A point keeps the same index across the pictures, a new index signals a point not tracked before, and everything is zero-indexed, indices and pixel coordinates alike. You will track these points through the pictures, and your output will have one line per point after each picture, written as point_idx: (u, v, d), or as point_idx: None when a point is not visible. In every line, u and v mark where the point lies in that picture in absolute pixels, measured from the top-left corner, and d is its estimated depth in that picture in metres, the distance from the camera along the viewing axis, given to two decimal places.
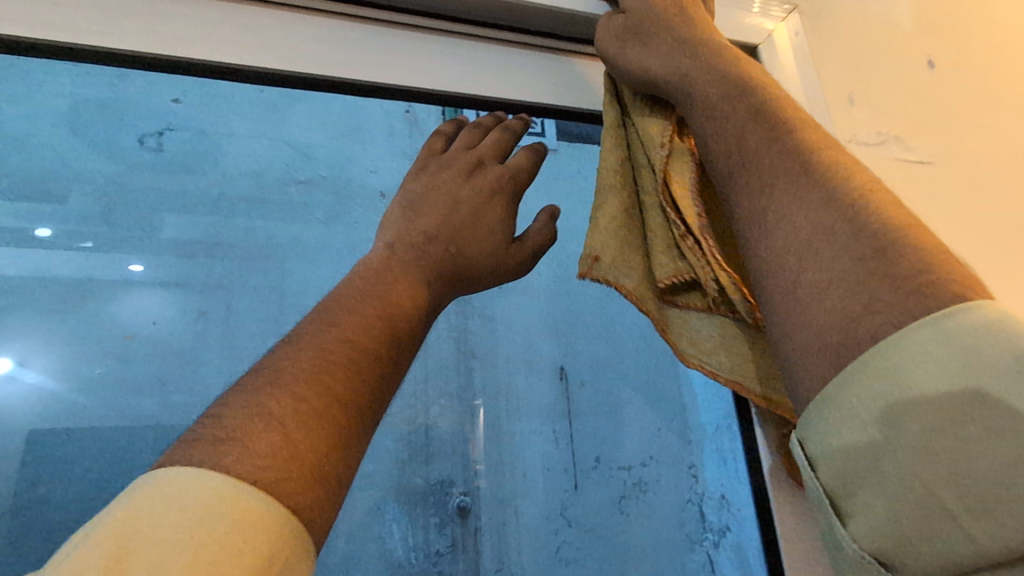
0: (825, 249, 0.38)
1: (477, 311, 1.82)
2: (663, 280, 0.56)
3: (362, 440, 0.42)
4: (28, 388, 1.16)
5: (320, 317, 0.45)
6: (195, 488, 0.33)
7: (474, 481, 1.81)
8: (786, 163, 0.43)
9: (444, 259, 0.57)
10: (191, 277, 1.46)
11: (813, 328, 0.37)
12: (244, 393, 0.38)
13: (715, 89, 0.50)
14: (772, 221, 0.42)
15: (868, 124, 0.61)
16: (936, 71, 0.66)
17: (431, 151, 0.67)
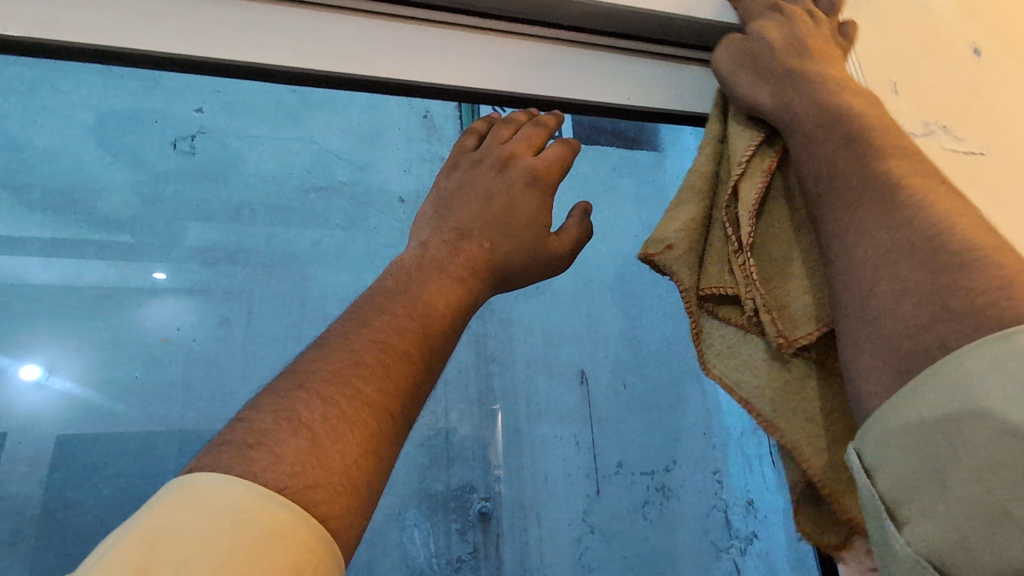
0: (914, 256, 0.32)
1: (496, 315, 1.83)
2: (708, 287, 0.45)
3: (396, 450, 0.36)
4: (57, 395, 1.21)
5: (353, 317, 0.40)
6: (225, 495, 0.28)
7: (496, 487, 1.75)
8: (849, 152, 0.39)
9: (479, 261, 0.47)
10: (211, 284, 1.45)
11: (882, 334, 0.33)
12: (255, 417, 0.32)
13: (805, 100, 0.43)
14: (843, 222, 0.37)
15: (912, 114, 0.59)
16: (982, 60, 0.64)
17: (460, 148, 0.54)
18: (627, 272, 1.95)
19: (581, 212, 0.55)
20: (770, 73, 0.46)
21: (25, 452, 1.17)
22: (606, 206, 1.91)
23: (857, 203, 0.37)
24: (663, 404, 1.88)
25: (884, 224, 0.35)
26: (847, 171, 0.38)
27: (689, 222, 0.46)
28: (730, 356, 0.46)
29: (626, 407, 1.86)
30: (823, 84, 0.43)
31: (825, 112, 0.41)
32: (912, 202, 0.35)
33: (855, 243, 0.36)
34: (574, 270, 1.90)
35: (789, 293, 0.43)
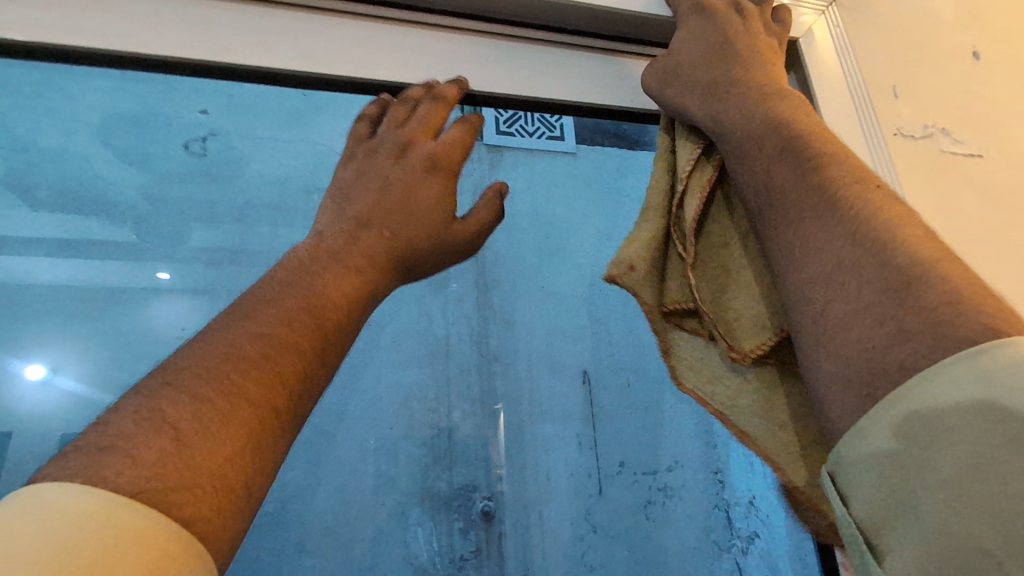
0: (864, 271, 0.35)
1: (498, 315, 1.84)
2: (668, 304, 0.50)
3: (284, 442, 0.37)
4: (61, 393, 1.21)
5: (233, 313, 0.39)
6: (70, 505, 0.27)
7: (497, 484, 1.77)
8: (789, 164, 0.42)
9: (379, 248, 0.47)
10: (215, 284, 1.46)
11: (840, 365, 0.35)
12: (118, 415, 0.32)
13: (742, 119, 0.47)
14: (792, 237, 0.40)
15: (912, 117, 0.60)
16: (981, 63, 0.65)
17: (355, 137, 0.55)
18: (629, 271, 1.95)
19: (494, 196, 0.58)
20: (712, 88, 0.50)
21: (33, 452, 1.14)
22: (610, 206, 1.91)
23: (800, 218, 0.40)
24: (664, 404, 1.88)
25: (841, 237, 0.37)
26: (800, 195, 0.40)
27: (648, 241, 0.49)
28: (698, 368, 0.50)
29: (627, 407, 1.87)
30: (761, 110, 0.46)
31: (764, 126, 0.45)
32: (850, 210, 0.37)
33: (799, 263, 0.39)
34: (575, 270, 1.92)
35: (739, 306, 0.49)
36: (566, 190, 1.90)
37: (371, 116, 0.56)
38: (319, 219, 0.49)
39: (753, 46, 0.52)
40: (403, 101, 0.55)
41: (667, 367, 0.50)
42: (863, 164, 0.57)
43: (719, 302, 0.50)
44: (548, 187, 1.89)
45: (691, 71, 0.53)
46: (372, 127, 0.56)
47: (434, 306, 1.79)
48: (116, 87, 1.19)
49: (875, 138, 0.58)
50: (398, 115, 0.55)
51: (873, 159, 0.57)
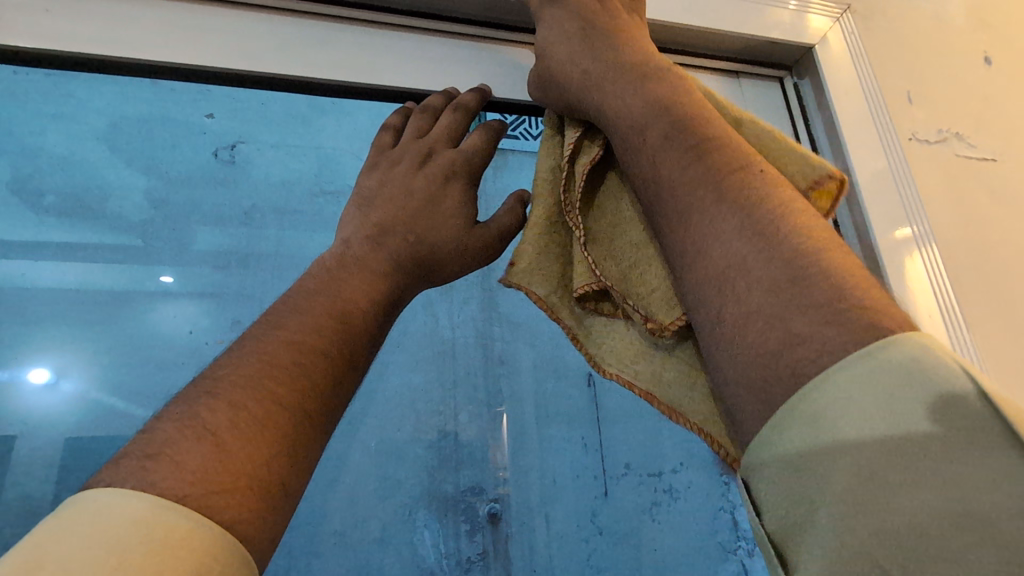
0: (752, 269, 0.34)
1: (504, 317, 1.84)
2: (579, 288, 0.50)
3: (316, 445, 0.38)
4: (69, 396, 1.21)
5: (270, 319, 0.40)
6: (120, 513, 0.29)
7: (502, 487, 1.78)
8: (673, 151, 0.41)
9: (403, 252, 0.48)
10: (226, 287, 1.49)
11: (738, 360, 0.33)
12: (164, 422, 0.34)
13: (639, 108, 0.44)
14: (686, 230, 0.38)
15: (926, 122, 0.60)
16: (993, 68, 0.65)
17: (379, 148, 0.55)
18: None
19: (512, 203, 0.57)
20: (592, 72, 0.48)
21: (43, 456, 1.16)
22: None
23: (687, 209, 0.39)
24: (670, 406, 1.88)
25: (733, 232, 0.36)
26: (676, 186, 0.40)
27: (538, 235, 0.52)
28: (614, 350, 0.51)
29: (635, 410, 1.86)
30: (642, 91, 0.45)
31: (643, 113, 0.43)
32: (745, 198, 0.37)
33: (696, 259, 0.37)
34: None
35: (648, 281, 0.48)
36: None
37: (395, 125, 0.56)
38: (346, 228, 0.50)
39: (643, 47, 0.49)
40: (425, 108, 0.56)
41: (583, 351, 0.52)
42: (878, 168, 0.58)
43: (628, 276, 0.50)
44: None
45: (569, 62, 0.50)
46: (396, 137, 0.56)
47: (441, 309, 1.79)
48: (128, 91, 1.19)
49: (891, 143, 0.58)
50: (420, 124, 0.55)
51: (890, 164, 0.58)
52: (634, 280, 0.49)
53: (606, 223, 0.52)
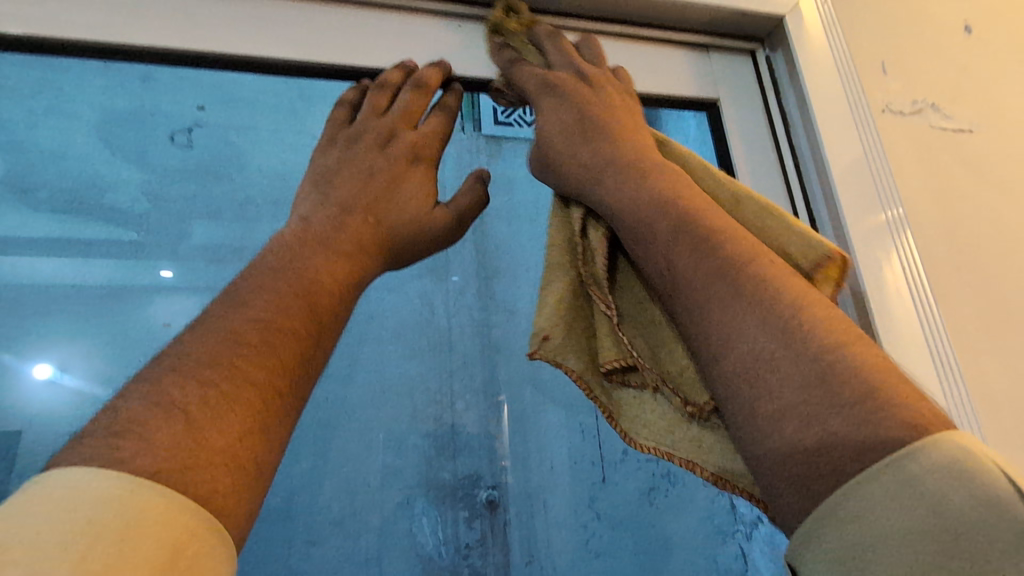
0: (784, 369, 0.40)
1: (499, 304, 1.82)
2: (607, 363, 0.53)
3: (286, 423, 0.38)
4: (69, 392, 1.23)
5: (232, 297, 0.40)
6: (93, 488, 0.29)
7: (502, 475, 1.79)
8: (686, 241, 0.47)
9: (365, 233, 0.47)
10: (216, 279, 1.45)
11: (772, 443, 0.39)
12: (128, 399, 0.33)
13: (652, 206, 0.49)
14: (696, 312, 0.45)
15: (900, 92, 0.62)
16: (973, 36, 0.67)
17: (336, 125, 0.54)
18: None
19: (473, 181, 0.57)
20: (590, 165, 0.54)
21: (46, 447, 1.17)
22: None
23: (710, 304, 0.45)
24: None
25: (753, 325, 0.42)
26: (697, 275, 0.46)
27: (558, 304, 0.54)
28: (651, 423, 0.52)
29: None
30: (641, 182, 0.51)
31: (648, 206, 0.49)
32: (754, 292, 0.43)
33: (721, 356, 0.43)
34: None
35: (678, 362, 0.52)
36: None
37: (352, 102, 0.55)
38: (303, 206, 0.49)
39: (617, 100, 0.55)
40: (381, 86, 0.55)
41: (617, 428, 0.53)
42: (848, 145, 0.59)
43: (657, 358, 0.53)
44: None
45: (565, 143, 0.56)
46: (352, 113, 0.55)
47: (435, 297, 1.78)
48: (116, 83, 1.16)
49: (862, 114, 0.60)
50: (378, 102, 0.54)
51: (863, 138, 0.59)
52: (665, 360, 0.53)
53: (628, 301, 0.56)
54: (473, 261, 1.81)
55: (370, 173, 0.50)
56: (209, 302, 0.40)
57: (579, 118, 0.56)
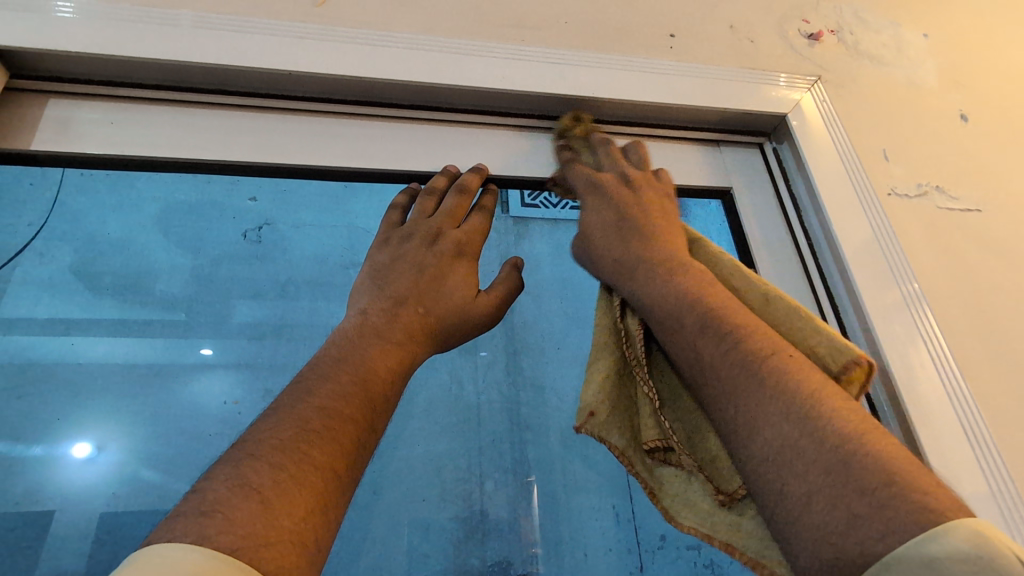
0: (805, 453, 0.38)
1: (529, 381, 1.82)
2: (647, 442, 0.52)
3: (343, 503, 0.40)
4: (107, 468, 1.27)
5: (300, 387, 0.43)
6: (181, 562, 0.30)
7: (534, 563, 1.65)
8: (710, 339, 0.45)
9: (416, 323, 0.51)
10: (257, 359, 1.55)
11: (808, 535, 0.36)
12: (212, 483, 0.36)
13: (673, 300, 0.49)
14: (729, 413, 0.43)
15: (905, 178, 0.66)
16: (970, 123, 0.72)
17: (389, 224, 0.60)
18: None
19: (509, 270, 0.61)
20: (626, 263, 0.54)
21: (82, 526, 1.23)
22: None
23: (745, 405, 0.42)
24: None
25: (779, 413, 0.40)
26: (726, 374, 0.44)
27: (603, 384, 0.54)
28: (694, 503, 0.50)
29: None
30: (670, 282, 0.50)
31: (679, 304, 0.48)
32: (780, 382, 0.41)
33: (751, 440, 0.41)
34: None
35: (711, 449, 0.50)
36: None
37: (403, 205, 0.61)
38: (360, 299, 0.53)
39: (647, 208, 0.58)
40: (430, 191, 0.60)
41: (658, 505, 0.51)
42: (866, 228, 0.62)
43: (695, 442, 0.51)
44: None
45: (603, 237, 0.57)
46: (403, 215, 0.61)
47: (464, 374, 1.79)
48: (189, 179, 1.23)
49: (869, 200, 0.63)
50: (427, 205, 0.60)
51: (875, 221, 0.62)
52: (699, 447, 0.51)
53: (667, 385, 0.55)
54: (502, 338, 1.81)
55: (430, 279, 0.54)
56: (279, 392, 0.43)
57: (596, 195, 0.60)
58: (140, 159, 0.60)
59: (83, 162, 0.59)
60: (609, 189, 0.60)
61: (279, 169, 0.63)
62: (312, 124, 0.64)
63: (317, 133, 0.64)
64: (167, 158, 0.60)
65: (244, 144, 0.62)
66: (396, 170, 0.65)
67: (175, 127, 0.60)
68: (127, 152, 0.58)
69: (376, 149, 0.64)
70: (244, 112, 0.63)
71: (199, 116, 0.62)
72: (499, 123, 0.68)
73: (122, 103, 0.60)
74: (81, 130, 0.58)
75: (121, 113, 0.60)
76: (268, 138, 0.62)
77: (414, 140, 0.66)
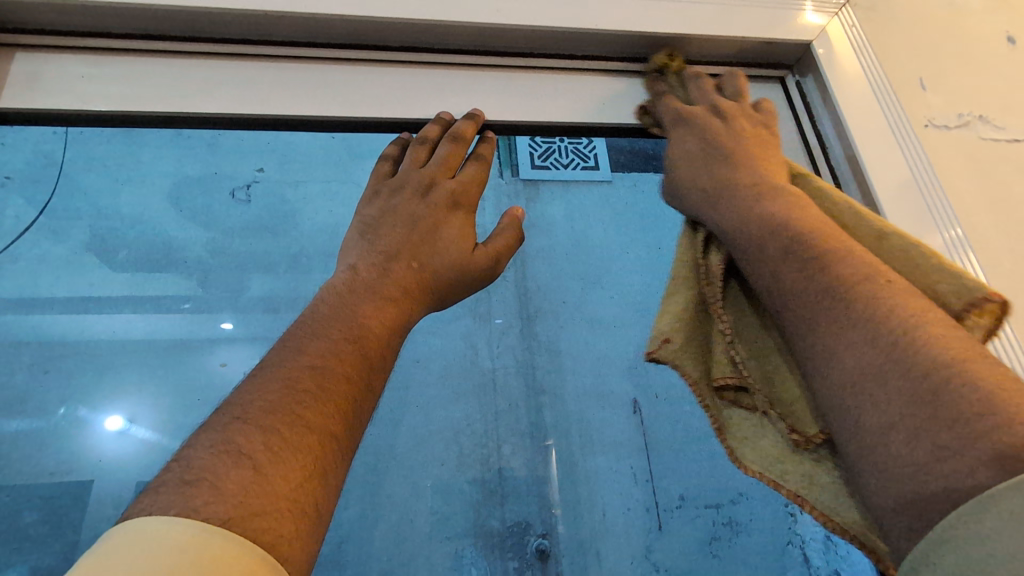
0: (891, 381, 0.34)
1: (544, 345, 1.81)
2: (720, 380, 0.48)
3: (341, 465, 0.38)
4: (135, 440, 1.30)
5: (288, 346, 0.41)
6: (165, 535, 0.28)
7: (554, 524, 1.64)
8: (792, 259, 0.42)
9: (408, 277, 0.49)
10: (272, 331, 1.48)
11: (884, 469, 0.34)
12: (197, 450, 0.34)
13: (752, 223, 0.45)
14: (810, 339, 0.40)
15: (944, 108, 0.61)
16: (1017, 47, 0.66)
17: (379, 177, 0.57)
18: None
19: (508, 221, 0.58)
20: (709, 189, 0.50)
21: (110, 496, 1.24)
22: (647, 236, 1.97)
23: (827, 334, 0.39)
24: None
25: (863, 341, 0.36)
26: (812, 302, 0.40)
27: (682, 313, 0.49)
28: (764, 449, 0.46)
29: (687, 438, 1.77)
30: (761, 202, 0.46)
31: (760, 226, 0.44)
32: (871, 308, 0.37)
33: (830, 368, 0.38)
34: (618, 295, 1.89)
35: (789, 391, 0.46)
36: (603, 213, 1.97)
37: (394, 155, 0.58)
38: (350, 255, 0.51)
39: (742, 133, 0.53)
40: (423, 140, 0.57)
41: (724, 446, 0.47)
42: (896, 163, 0.57)
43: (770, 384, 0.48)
44: (585, 219, 1.97)
45: (687, 171, 0.53)
46: (395, 167, 0.58)
47: (478, 339, 1.79)
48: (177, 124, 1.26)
49: (905, 134, 0.58)
50: (419, 155, 0.56)
51: (908, 157, 0.57)
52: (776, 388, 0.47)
53: (744, 322, 0.50)
54: (515, 300, 1.84)
55: (427, 233, 0.52)
56: (267, 351, 0.42)
57: (682, 126, 0.56)
58: (122, 113, 0.55)
59: (61, 118, 0.55)
60: (699, 118, 0.55)
61: (269, 121, 0.58)
62: (304, 71, 0.58)
63: (309, 81, 0.58)
64: (151, 111, 0.55)
65: (234, 96, 0.56)
66: (392, 120, 0.59)
67: (157, 81, 0.56)
68: (106, 106, 0.54)
69: (371, 95, 0.59)
70: (232, 61, 0.57)
71: (184, 67, 0.56)
72: (502, 63, 0.62)
73: (101, 55, 0.55)
74: (54, 86, 0.54)
75: (100, 66, 0.55)
76: (257, 88, 0.57)
77: (412, 85, 0.60)
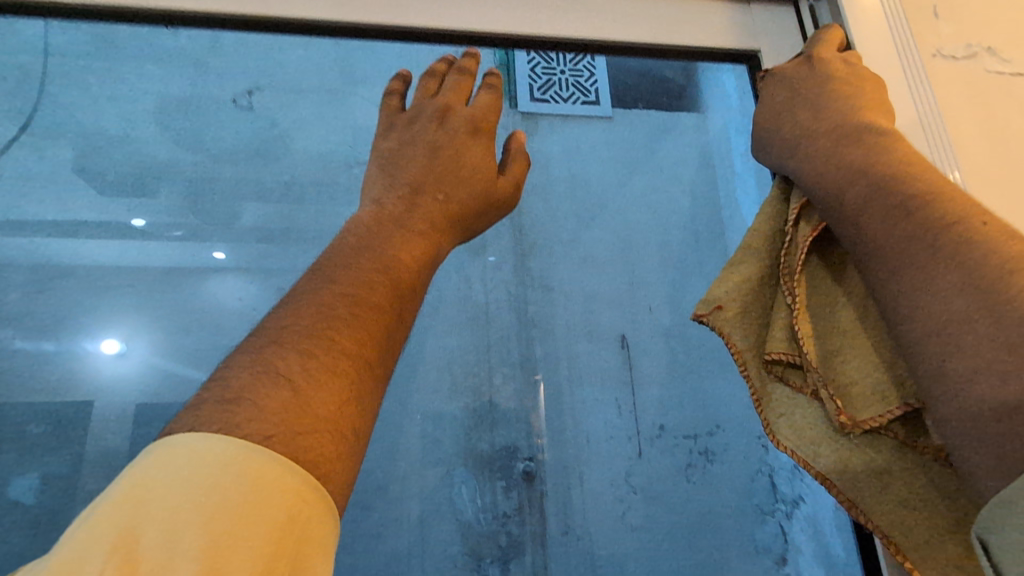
0: (979, 330, 0.38)
1: (537, 282, 1.85)
2: (774, 352, 0.54)
3: (375, 393, 0.40)
4: (134, 360, 1.33)
5: (319, 275, 0.42)
6: (208, 450, 0.31)
7: (539, 449, 1.75)
8: (880, 217, 0.45)
9: (436, 211, 0.50)
10: (268, 262, 1.49)
11: (966, 399, 0.38)
12: (234, 369, 0.36)
13: (837, 175, 0.50)
14: (894, 285, 0.44)
15: (950, 37, 0.65)
16: None
17: (390, 110, 0.57)
18: (671, 234, 1.90)
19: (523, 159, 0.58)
20: (790, 138, 0.56)
21: (115, 410, 1.28)
22: (645, 175, 1.96)
23: (907, 272, 0.43)
24: (704, 370, 1.84)
25: (952, 286, 0.40)
26: (889, 246, 0.44)
27: (742, 282, 0.57)
28: (802, 428, 0.53)
29: (671, 373, 1.83)
30: (851, 148, 0.50)
31: (846, 177, 0.49)
32: (957, 256, 0.40)
33: (913, 316, 0.42)
34: (612, 233, 1.90)
35: (848, 374, 0.50)
36: (603, 151, 1.96)
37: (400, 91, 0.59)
38: (373, 189, 0.51)
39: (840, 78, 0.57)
40: (430, 73, 0.57)
41: (763, 417, 0.55)
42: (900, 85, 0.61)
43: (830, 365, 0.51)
44: (583, 154, 1.94)
45: (777, 123, 0.58)
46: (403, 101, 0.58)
47: (472, 273, 1.82)
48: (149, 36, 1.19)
49: (911, 60, 0.63)
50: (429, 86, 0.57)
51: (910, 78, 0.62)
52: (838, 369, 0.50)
53: (822, 296, 0.54)
54: (510, 238, 1.85)
55: (451, 163, 0.52)
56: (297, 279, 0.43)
57: (789, 88, 0.58)
58: None
59: None
60: (802, 83, 0.58)
61: None
62: None
63: None
64: None
65: None
66: None
67: None
68: None
69: None
70: None
71: None
72: None
73: None
74: None
75: None
76: None
77: None
